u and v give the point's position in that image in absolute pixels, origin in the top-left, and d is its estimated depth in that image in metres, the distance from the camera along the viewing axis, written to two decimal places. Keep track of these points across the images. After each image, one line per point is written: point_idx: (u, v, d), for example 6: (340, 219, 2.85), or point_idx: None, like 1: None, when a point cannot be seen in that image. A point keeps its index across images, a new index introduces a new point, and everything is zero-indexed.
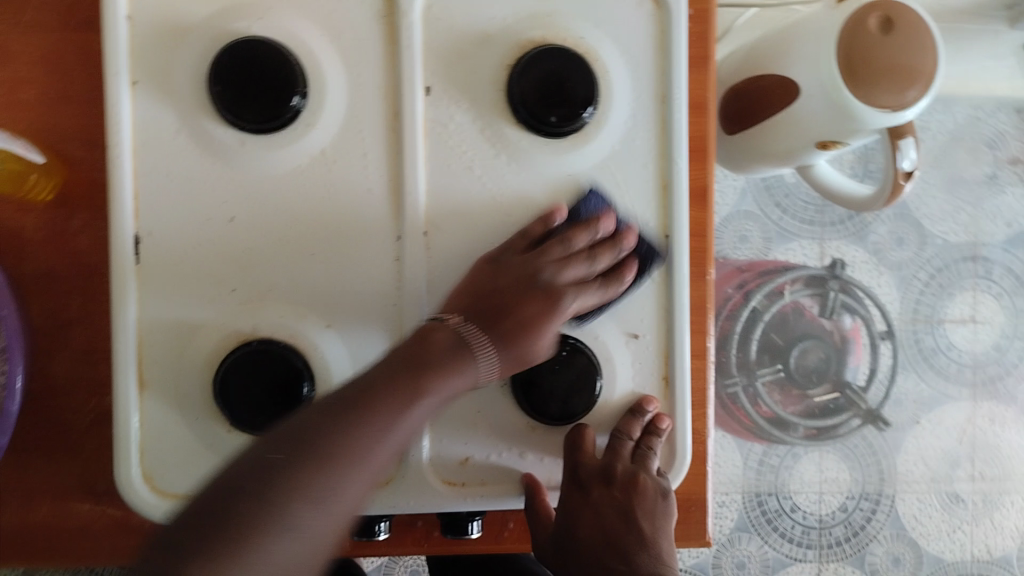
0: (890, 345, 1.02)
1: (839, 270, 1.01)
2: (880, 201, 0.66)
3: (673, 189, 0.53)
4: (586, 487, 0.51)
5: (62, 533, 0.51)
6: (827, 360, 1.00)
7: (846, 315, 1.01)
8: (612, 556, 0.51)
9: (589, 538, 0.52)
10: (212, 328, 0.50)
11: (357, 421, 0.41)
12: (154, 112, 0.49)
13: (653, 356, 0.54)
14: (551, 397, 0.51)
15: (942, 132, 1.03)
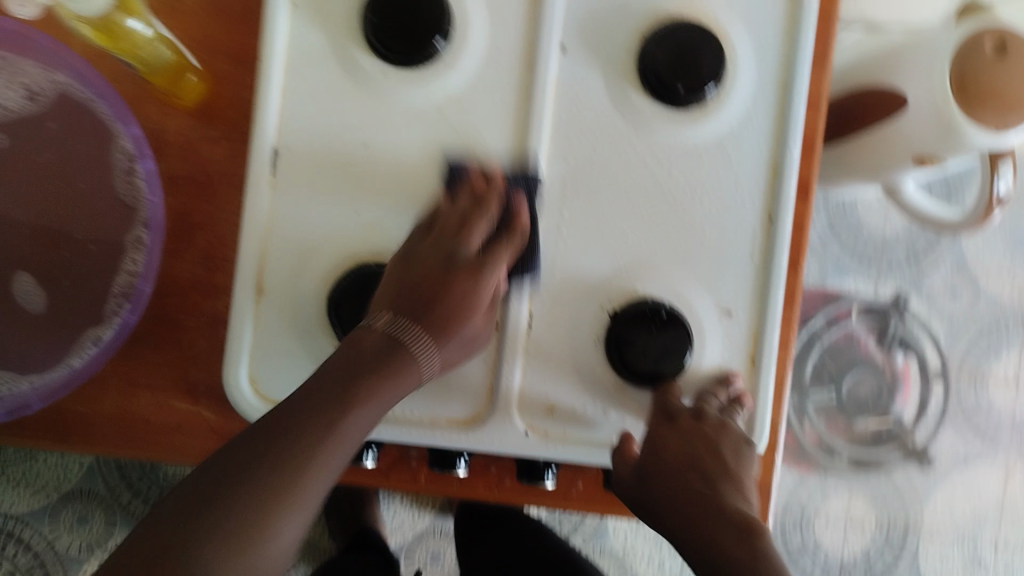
0: (943, 384, 1.02)
1: (903, 305, 1.02)
2: (967, 225, 0.67)
3: (784, 173, 0.54)
4: (675, 418, 0.51)
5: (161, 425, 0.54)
6: (878, 392, 1.01)
7: (901, 351, 1.02)
8: (696, 480, 0.49)
9: (677, 469, 0.50)
10: (331, 245, 0.53)
11: (297, 463, 0.41)
12: (308, 35, 0.52)
13: (743, 335, 0.55)
14: (643, 356, 0.53)
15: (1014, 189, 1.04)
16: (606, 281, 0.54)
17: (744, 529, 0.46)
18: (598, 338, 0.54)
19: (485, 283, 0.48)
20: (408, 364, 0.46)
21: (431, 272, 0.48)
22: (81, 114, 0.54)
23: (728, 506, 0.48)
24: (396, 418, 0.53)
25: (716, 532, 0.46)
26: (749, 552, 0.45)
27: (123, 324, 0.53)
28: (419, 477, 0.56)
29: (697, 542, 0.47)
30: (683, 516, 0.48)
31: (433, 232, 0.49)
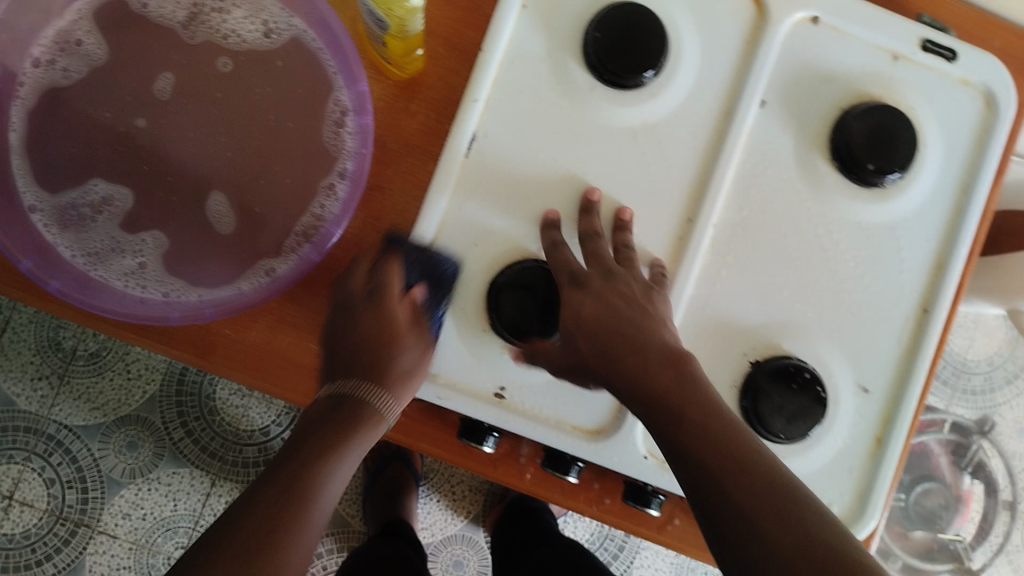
0: (1010, 517, 1.00)
1: (988, 429, 1.01)
2: None
3: (948, 270, 0.56)
4: (587, 283, 0.50)
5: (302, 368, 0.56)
6: (944, 508, 1.00)
7: (970, 475, 1.01)
8: (620, 350, 0.47)
9: (619, 345, 0.47)
10: (507, 236, 0.54)
11: (310, 467, 0.45)
12: (530, 37, 0.54)
13: (874, 414, 0.55)
14: (779, 411, 0.53)
15: None
16: (755, 332, 0.55)
17: (720, 434, 0.42)
18: (735, 384, 0.55)
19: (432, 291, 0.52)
20: (371, 414, 0.47)
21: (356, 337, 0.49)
22: (305, 54, 0.53)
23: (695, 399, 0.43)
24: (526, 412, 0.54)
25: (692, 434, 0.42)
26: (720, 459, 0.41)
27: (300, 261, 0.52)
28: (524, 474, 0.57)
29: (664, 438, 0.43)
30: (644, 405, 0.45)
31: (372, 310, 0.50)
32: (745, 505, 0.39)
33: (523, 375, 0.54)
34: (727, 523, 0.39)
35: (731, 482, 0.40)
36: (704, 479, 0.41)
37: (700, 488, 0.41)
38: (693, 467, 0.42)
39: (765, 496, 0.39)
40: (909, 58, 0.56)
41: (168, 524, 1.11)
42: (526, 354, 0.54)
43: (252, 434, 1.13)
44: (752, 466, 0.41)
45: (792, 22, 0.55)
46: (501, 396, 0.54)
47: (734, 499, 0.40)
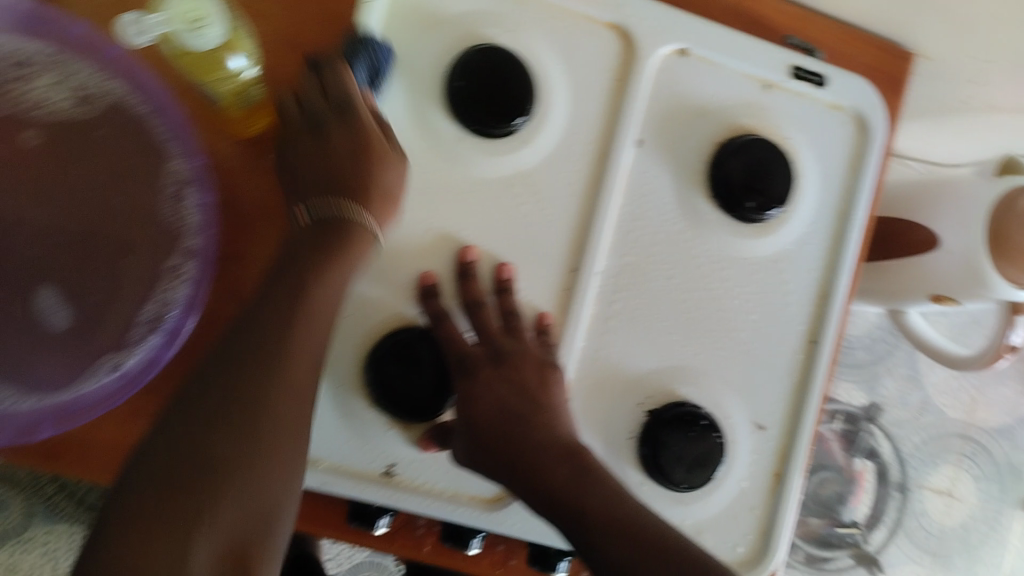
0: (899, 497, 1.04)
1: (874, 415, 1.04)
2: (977, 361, 0.67)
3: (830, 300, 0.55)
4: (475, 368, 0.48)
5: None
6: (839, 495, 1.03)
7: (862, 458, 1.04)
8: (528, 449, 0.46)
9: (522, 442, 0.46)
10: (380, 306, 0.51)
11: (267, 390, 0.42)
12: (389, 89, 0.50)
13: (771, 450, 0.55)
14: (678, 462, 0.52)
15: None
16: (647, 379, 0.53)
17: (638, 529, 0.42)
18: (632, 435, 0.53)
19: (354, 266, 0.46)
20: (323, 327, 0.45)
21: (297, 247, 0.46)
22: (131, 123, 0.47)
23: (602, 499, 0.43)
24: (417, 488, 0.51)
25: (608, 533, 0.42)
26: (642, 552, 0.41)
27: (151, 353, 0.47)
28: (423, 546, 0.54)
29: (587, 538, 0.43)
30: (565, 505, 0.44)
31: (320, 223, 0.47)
32: None
33: (411, 450, 0.51)
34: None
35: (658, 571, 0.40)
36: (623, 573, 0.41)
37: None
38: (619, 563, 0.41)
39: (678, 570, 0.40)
40: (780, 87, 0.55)
41: None
42: (411, 427, 0.51)
43: None
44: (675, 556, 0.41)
45: (660, 56, 0.53)
46: (390, 474, 0.51)
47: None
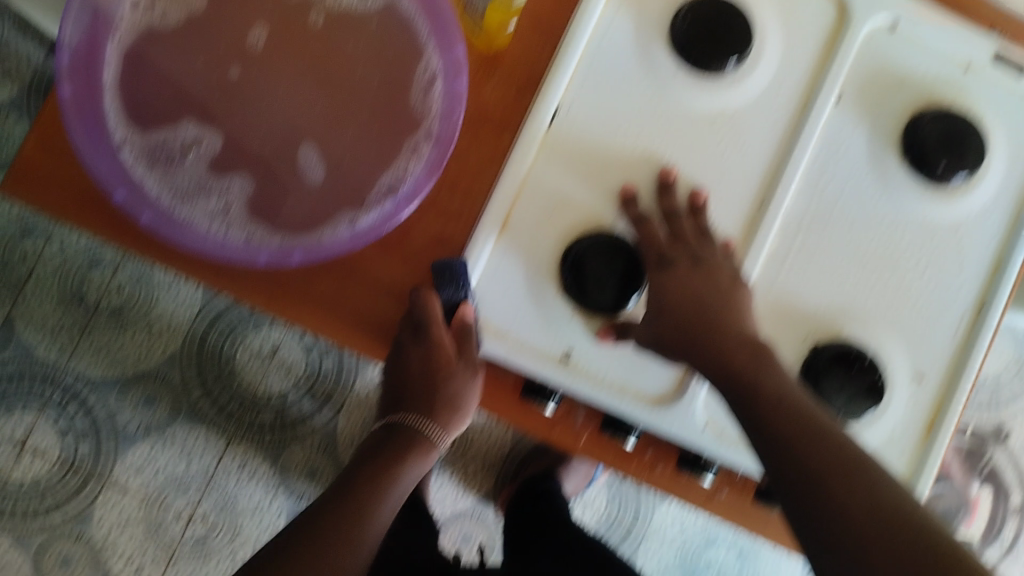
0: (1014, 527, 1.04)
1: (1001, 438, 1.04)
2: None
3: (1004, 272, 0.57)
4: (669, 265, 0.52)
5: (377, 327, 0.57)
6: (951, 511, 1.03)
7: (978, 483, 1.04)
8: (705, 336, 0.50)
9: (706, 329, 0.50)
10: (583, 209, 0.55)
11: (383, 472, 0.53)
12: (621, 18, 0.56)
13: (925, 404, 0.57)
14: (838, 392, 0.55)
15: None
16: (817, 315, 0.57)
17: (803, 416, 0.45)
18: (795, 366, 0.56)
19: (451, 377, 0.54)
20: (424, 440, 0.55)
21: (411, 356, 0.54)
22: (397, 18, 0.54)
23: (776, 387, 0.46)
24: (591, 377, 0.55)
25: (770, 415, 0.45)
26: (800, 433, 0.44)
27: (384, 214, 0.53)
28: (580, 438, 0.58)
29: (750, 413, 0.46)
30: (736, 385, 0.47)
31: (422, 346, 0.53)
32: (815, 467, 0.42)
33: (590, 341, 0.56)
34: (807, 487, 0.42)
35: (808, 449, 0.43)
36: (780, 449, 0.44)
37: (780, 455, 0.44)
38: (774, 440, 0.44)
39: (829, 458, 0.42)
40: (981, 70, 0.58)
41: (181, 482, 1.11)
42: (595, 322, 0.55)
43: (269, 398, 1.13)
44: (831, 445, 0.43)
45: (873, 21, 0.57)
46: (568, 358, 0.55)
47: (805, 462, 0.43)
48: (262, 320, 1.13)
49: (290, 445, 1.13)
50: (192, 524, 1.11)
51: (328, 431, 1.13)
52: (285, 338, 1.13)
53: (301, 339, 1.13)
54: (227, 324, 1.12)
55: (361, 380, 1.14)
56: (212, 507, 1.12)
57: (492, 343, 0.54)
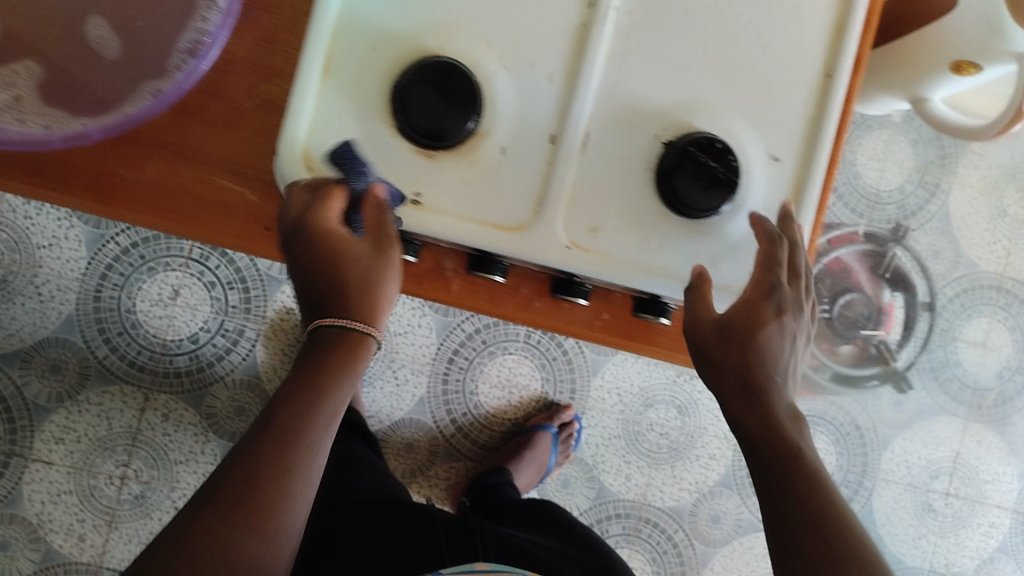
0: (927, 317, 1.22)
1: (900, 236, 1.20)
2: (990, 130, 0.67)
3: (848, 31, 0.55)
4: (772, 296, 0.52)
5: (219, 203, 0.54)
6: (866, 316, 1.21)
7: (887, 291, 1.21)
8: (757, 371, 0.50)
9: (735, 364, 0.51)
10: (405, 36, 0.52)
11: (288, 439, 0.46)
12: None
13: (786, 182, 0.56)
14: (695, 185, 0.53)
15: (989, 174, 1.22)
16: (664, 111, 0.55)
17: (813, 489, 0.48)
18: (650, 166, 0.55)
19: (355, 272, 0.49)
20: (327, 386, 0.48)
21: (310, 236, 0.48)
22: None
23: (806, 457, 0.50)
24: (444, 215, 0.53)
25: (797, 482, 0.49)
26: (822, 511, 0.48)
27: (187, 73, 0.52)
28: (450, 286, 0.58)
29: (767, 468, 0.50)
30: (764, 438, 0.50)
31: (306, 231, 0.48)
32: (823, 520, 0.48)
33: (436, 179, 0.53)
34: (798, 561, 0.47)
35: (814, 526, 0.48)
36: (792, 496, 0.48)
37: (781, 519, 0.49)
38: (791, 508, 0.48)
39: (830, 522, 0.48)
40: None
41: (105, 444, 1.08)
42: (436, 157, 0.52)
43: (179, 344, 1.09)
44: (838, 532, 0.48)
45: None
46: (417, 201, 0.53)
47: (804, 506, 0.48)
48: (155, 265, 1.08)
49: (209, 386, 1.10)
50: (125, 485, 1.09)
51: (249, 367, 1.10)
52: (183, 279, 1.09)
53: (200, 278, 1.09)
54: (119, 276, 1.08)
55: (272, 308, 1.11)
56: (143, 463, 1.09)
57: None
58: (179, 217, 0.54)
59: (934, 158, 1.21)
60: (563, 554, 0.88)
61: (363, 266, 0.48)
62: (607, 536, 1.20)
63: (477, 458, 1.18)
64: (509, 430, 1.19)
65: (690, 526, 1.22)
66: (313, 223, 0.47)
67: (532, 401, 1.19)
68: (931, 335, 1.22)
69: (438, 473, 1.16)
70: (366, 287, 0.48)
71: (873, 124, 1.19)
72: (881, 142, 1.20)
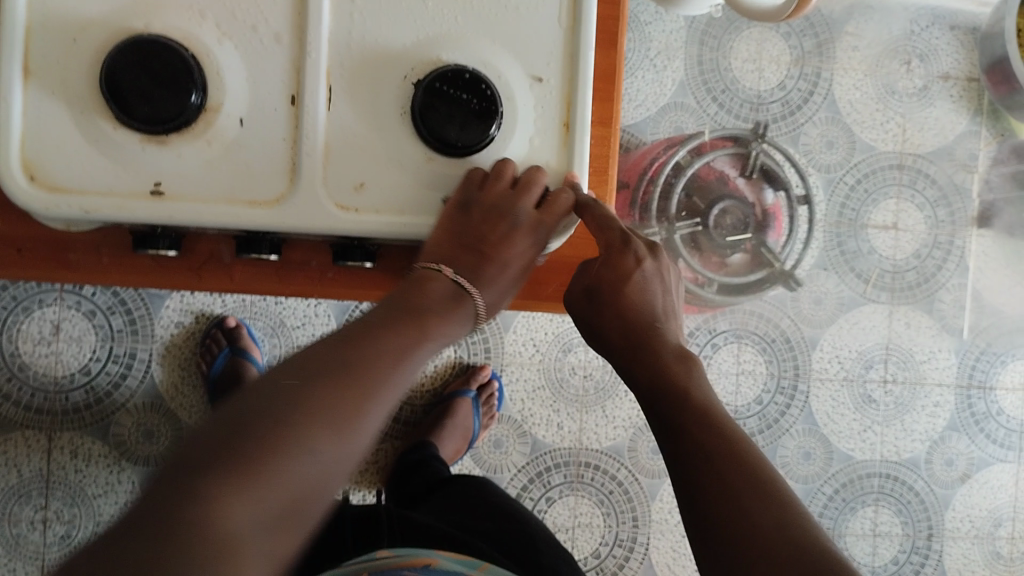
0: (806, 209, 1.17)
1: (762, 132, 1.15)
2: (789, 9, 0.61)
3: None
4: (626, 244, 0.57)
5: None
6: (744, 221, 1.14)
7: (769, 192, 1.15)
8: (635, 318, 0.57)
9: (618, 327, 0.57)
10: (104, 20, 0.48)
11: (370, 367, 0.45)
12: None
13: (555, 101, 0.53)
14: (449, 123, 0.50)
15: (870, 53, 1.19)
16: (406, 50, 0.51)
17: (711, 424, 0.51)
18: (404, 110, 0.51)
19: (506, 261, 0.54)
20: (452, 308, 0.51)
21: (477, 222, 0.52)
22: None
23: (694, 396, 0.53)
24: (190, 201, 0.50)
25: (688, 422, 0.52)
26: (716, 442, 0.50)
27: None
28: (234, 276, 0.55)
29: (665, 415, 0.53)
30: (653, 387, 0.55)
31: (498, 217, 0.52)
32: (716, 448, 0.50)
33: (173, 163, 0.49)
34: (695, 495, 0.49)
35: (711, 467, 0.49)
36: (689, 439, 0.51)
37: (681, 470, 0.51)
38: (684, 446, 0.51)
39: (714, 455, 0.50)
40: None
41: (20, 491, 1.06)
42: (168, 141, 0.49)
43: (72, 378, 1.07)
44: (736, 469, 0.49)
45: None
46: (159, 192, 0.50)
47: (700, 444, 0.50)
48: (31, 304, 1.06)
49: (112, 416, 1.07)
50: (50, 528, 1.06)
51: (150, 388, 1.08)
52: (63, 312, 1.06)
53: (80, 308, 1.07)
54: None
55: (161, 326, 1.09)
56: (61, 504, 1.06)
57: (62, 203, 0.49)
58: None
59: (810, 48, 1.17)
60: (486, 535, 0.81)
61: (511, 266, 0.54)
62: (550, 487, 1.18)
63: (401, 435, 1.16)
64: (430, 400, 1.17)
65: (632, 461, 1.20)
66: (505, 217, 0.52)
67: (447, 367, 1.17)
68: (812, 229, 1.18)
69: (366, 458, 1.14)
70: (497, 278, 0.54)
71: (742, 24, 1.15)
72: (754, 42, 1.15)
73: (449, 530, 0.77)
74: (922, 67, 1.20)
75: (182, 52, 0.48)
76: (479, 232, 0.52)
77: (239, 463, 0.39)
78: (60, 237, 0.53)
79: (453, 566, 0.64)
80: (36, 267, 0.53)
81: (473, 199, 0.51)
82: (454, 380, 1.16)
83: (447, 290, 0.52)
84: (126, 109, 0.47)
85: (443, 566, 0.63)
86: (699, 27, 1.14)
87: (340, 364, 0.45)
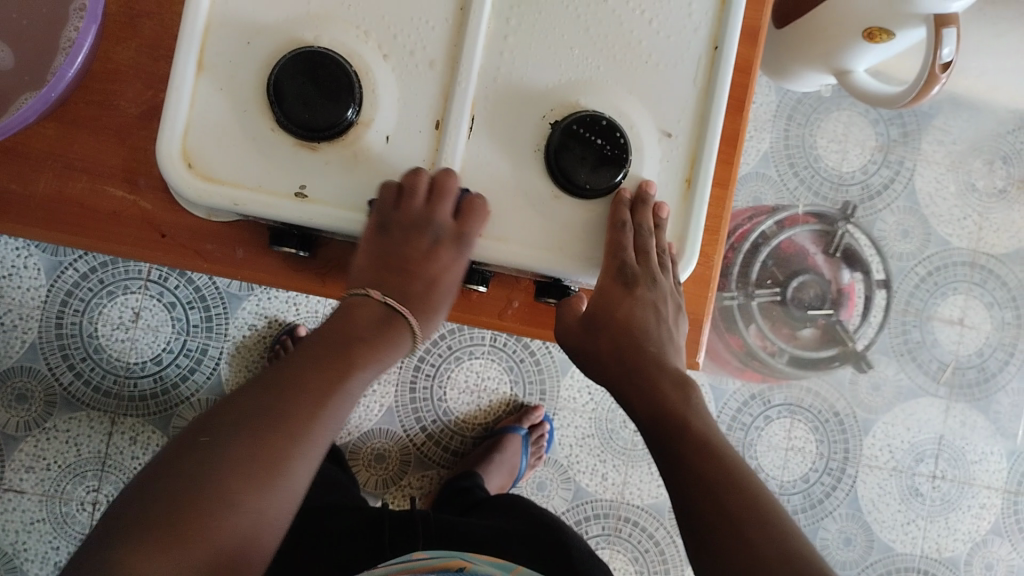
0: (884, 294, 1.19)
1: (850, 213, 1.18)
2: (908, 98, 0.63)
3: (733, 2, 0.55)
4: (629, 279, 0.55)
5: (114, 216, 0.55)
6: (822, 297, 1.18)
7: (847, 272, 1.18)
8: (627, 347, 0.56)
9: (608, 355, 0.57)
10: (279, 29, 0.52)
11: (302, 417, 0.49)
12: None
13: (680, 157, 0.55)
14: (581, 164, 0.53)
15: (954, 149, 1.20)
16: (550, 92, 0.54)
17: (709, 455, 0.51)
18: (539, 148, 0.54)
19: (441, 284, 0.56)
20: (395, 333, 0.55)
21: (411, 242, 0.55)
22: None
23: (694, 425, 0.53)
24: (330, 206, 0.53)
25: (685, 453, 0.52)
26: (717, 475, 0.50)
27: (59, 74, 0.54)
28: None
29: (660, 442, 0.54)
30: (652, 416, 0.54)
31: (408, 230, 0.54)
32: (718, 479, 0.50)
33: (321, 168, 0.53)
34: (692, 520, 0.50)
35: (712, 499, 0.49)
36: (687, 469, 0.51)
37: (685, 501, 0.51)
38: (681, 474, 0.51)
39: (717, 486, 0.50)
40: None
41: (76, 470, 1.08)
42: (319, 148, 0.52)
43: (143, 366, 1.10)
44: (738, 496, 0.49)
45: None
46: (302, 194, 0.52)
47: (703, 476, 0.50)
48: (115, 289, 1.10)
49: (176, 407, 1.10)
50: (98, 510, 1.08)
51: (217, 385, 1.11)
52: (144, 301, 1.10)
53: (161, 299, 1.11)
54: (80, 301, 1.09)
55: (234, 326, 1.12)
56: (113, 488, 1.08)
57: (214, 192, 0.52)
58: (76, 228, 0.55)
59: (896, 137, 1.19)
60: (521, 540, 0.78)
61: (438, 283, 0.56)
62: (588, 537, 1.18)
63: (448, 464, 1.17)
64: (480, 434, 1.18)
65: (672, 522, 1.20)
66: (448, 242, 0.54)
67: (501, 404, 1.19)
68: (887, 315, 1.19)
69: (411, 482, 1.16)
70: (434, 309, 0.56)
71: (832, 105, 1.17)
72: (841, 124, 1.18)
73: (485, 536, 0.77)
74: (1004, 168, 1.22)
75: (347, 68, 0.51)
76: (407, 252, 0.55)
77: (187, 505, 0.45)
78: (201, 227, 0.56)
79: (490, 569, 0.65)
80: (176, 253, 0.56)
81: (405, 211, 0.52)
82: (506, 416, 1.18)
83: (377, 313, 0.54)
84: (289, 115, 0.51)
85: (480, 569, 0.65)
86: (790, 102, 1.17)
87: (261, 412, 0.49)
